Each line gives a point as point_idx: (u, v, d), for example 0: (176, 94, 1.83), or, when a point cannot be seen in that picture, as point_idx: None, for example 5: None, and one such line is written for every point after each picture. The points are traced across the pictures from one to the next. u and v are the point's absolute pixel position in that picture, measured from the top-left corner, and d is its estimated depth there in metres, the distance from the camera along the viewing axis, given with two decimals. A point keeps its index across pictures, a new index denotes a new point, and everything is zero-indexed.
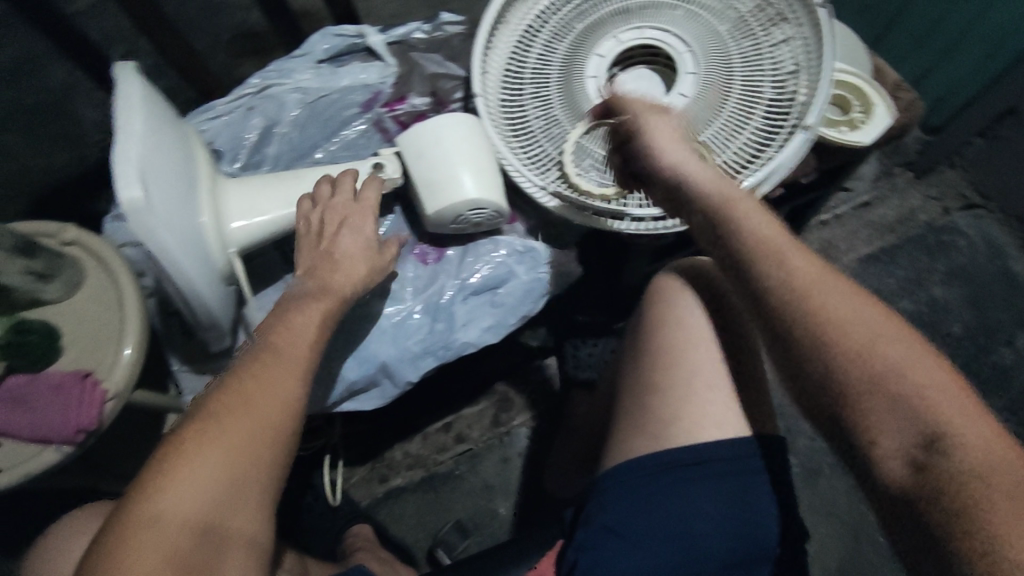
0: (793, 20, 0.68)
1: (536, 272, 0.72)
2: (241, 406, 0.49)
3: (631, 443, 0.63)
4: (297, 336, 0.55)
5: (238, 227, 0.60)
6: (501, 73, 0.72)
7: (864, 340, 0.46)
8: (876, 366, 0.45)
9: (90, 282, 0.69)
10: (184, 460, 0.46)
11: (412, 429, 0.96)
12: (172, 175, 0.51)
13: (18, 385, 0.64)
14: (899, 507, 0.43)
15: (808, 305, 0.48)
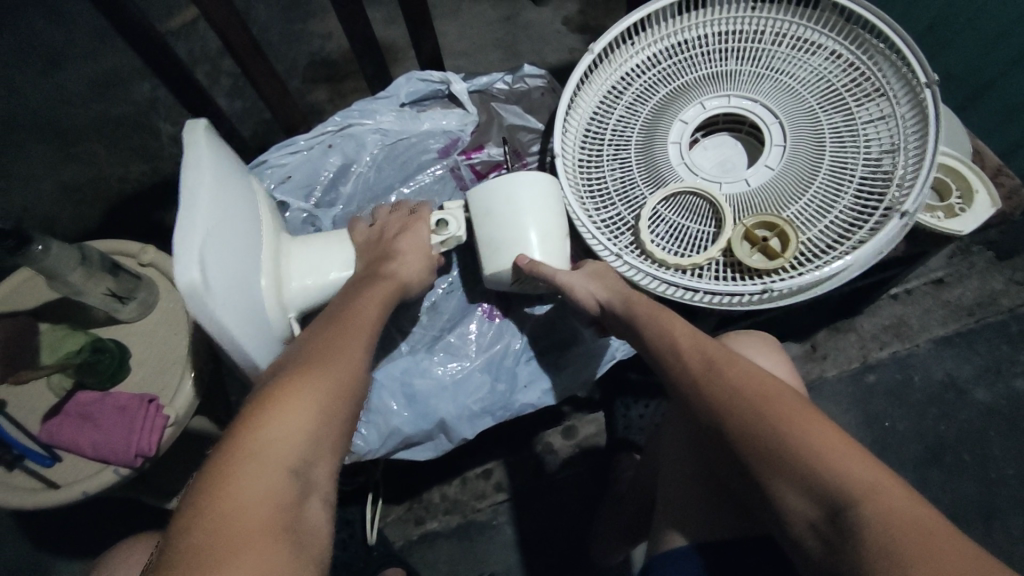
0: (892, 97, 0.64)
1: (600, 339, 0.71)
2: (337, 362, 0.48)
3: (680, 522, 0.59)
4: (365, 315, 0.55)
5: (297, 290, 0.61)
6: (580, 131, 0.71)
7: (765, 425, 0.48)
8: (759, 444, 0.47)
9: (163, 305, 0.71)
10: (289, 401, 0.44)
11: (453, 471, 0.94)
12: (235, 244, 0.51)
13: (85, 402, 0.65)
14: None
15: (702, 401, 0.52)
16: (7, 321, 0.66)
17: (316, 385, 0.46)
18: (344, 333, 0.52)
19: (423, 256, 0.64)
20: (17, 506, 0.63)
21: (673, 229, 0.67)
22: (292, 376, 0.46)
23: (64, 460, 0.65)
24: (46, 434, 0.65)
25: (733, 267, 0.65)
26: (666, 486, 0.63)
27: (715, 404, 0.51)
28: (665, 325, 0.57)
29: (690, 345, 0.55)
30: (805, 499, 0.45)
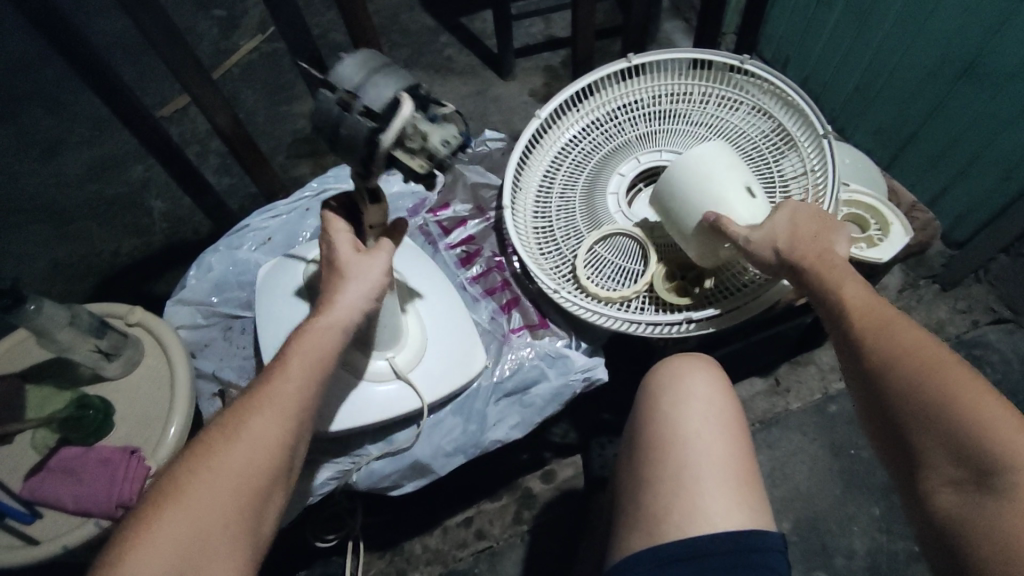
0: (801, 146, 0.75)
1: (566, 377, 0.73)
2: (229, 450, 0.52)
3: (629, 539, 0.56)
4: (282, 376, 0.55)
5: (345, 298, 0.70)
6: (532, 184, 0.82)
7: (910, 356, 0.52)
8: (920, 405, 0.50)
9: (147, 362, 0.75)
10: (170, 509, 0.49)
11: (436, 520, 0.96)
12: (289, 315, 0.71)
13: (67, 458, 0.68)
14: (922, 518, 0.50)
15: (849, 333, 0.56)
16: None
17: (202, 483, 0.50)
18: (247, 407, 0.54)
19: (355, 261, 0.58)
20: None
21: (610, 268, 0.77)
22: (180, 474, 0.51)
23: (46, 517, 0.66)
24: (27, 490, 0.66)
25: (661, 302, 0.75)
26: (621, 484, 0.61)
27: (862, 334, 0.55)
28: (839, 287, 0.58)
29: (878, 313, 0.55)
30: (950, 461, 0.48)
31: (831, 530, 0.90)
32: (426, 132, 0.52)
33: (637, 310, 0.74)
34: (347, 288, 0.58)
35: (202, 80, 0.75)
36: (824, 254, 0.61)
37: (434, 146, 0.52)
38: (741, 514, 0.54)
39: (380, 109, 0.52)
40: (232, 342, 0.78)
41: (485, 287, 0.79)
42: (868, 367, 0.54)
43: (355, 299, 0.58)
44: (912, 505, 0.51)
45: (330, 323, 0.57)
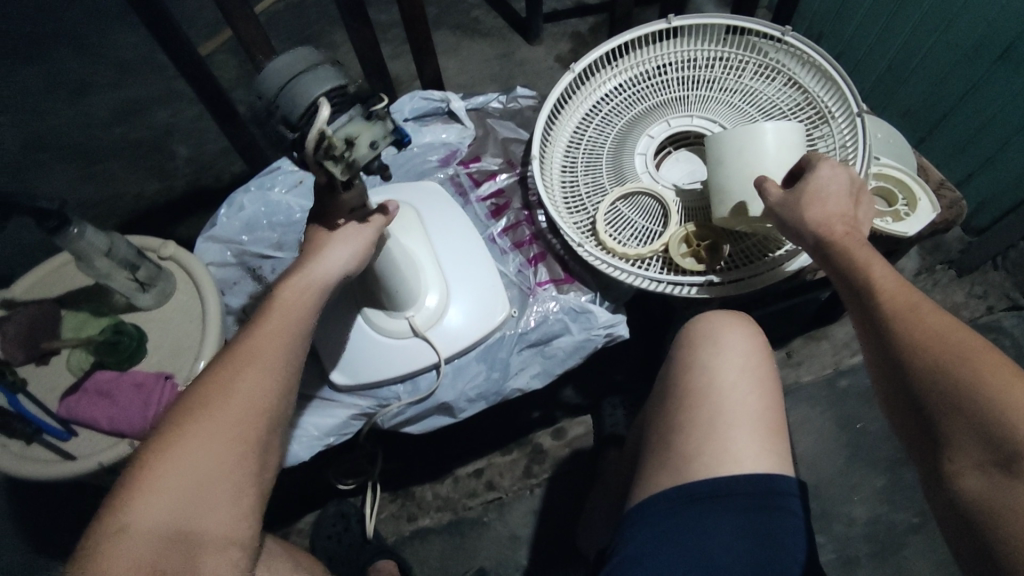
0: (832, 119, 0.75)
1: (588, 332, 0.74)
2: (225, 399, 0.50)
3: (654, 478, 0.58)
4: (285, 325, 0.55)
5: None
6: (562, 138, 0.83)
7: (935, 338, 0.50)
8: (951, 386, 0.48)
9: (180, 295, 0.76)
10: (168, 457, 0.47)
11: (447, 469, 0.99)
12: None
13: (103, 381, 0.70)
14: (945, 498, 0.48)
15: (869, 312, 0.55)
16: (31, 308, 0.73)
17: (203, 432, 0.48)
18: (247, 356, 0.53)
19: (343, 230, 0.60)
20: (31, 476, 0.65)
21: (632, 228, 0.78)
22: (177, 421, 0.49)
23: (82, 434, 0.70)
24: (65, 409, 0.69)
25: (672, 264, 0.75)
26: (652, 440, 0.62)
27: (891, 313, 0.53)
28: (864, 266, 0.57)
29: (898, 291, 0.54)
30: (978, 444, 0.46)
31: (834, 499, 0.93)
32: (356, 136, 0.49)
33: (655, 270, 0.74)
34: (331, 251, 0.59)
35: (244, 15, 0.75)
36: (839, 232, 0.60)
37: (367, 149, 0.50)
38: (768, 461, 0.55)
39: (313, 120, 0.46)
40: (260, 282, 0.79)
41: (514, 241, 0.80)
42: (891, 347, 0.52)
43: (335, 262, 0.59)
44: (933, 485, 0.50)
45: (311, 282, 0.58)
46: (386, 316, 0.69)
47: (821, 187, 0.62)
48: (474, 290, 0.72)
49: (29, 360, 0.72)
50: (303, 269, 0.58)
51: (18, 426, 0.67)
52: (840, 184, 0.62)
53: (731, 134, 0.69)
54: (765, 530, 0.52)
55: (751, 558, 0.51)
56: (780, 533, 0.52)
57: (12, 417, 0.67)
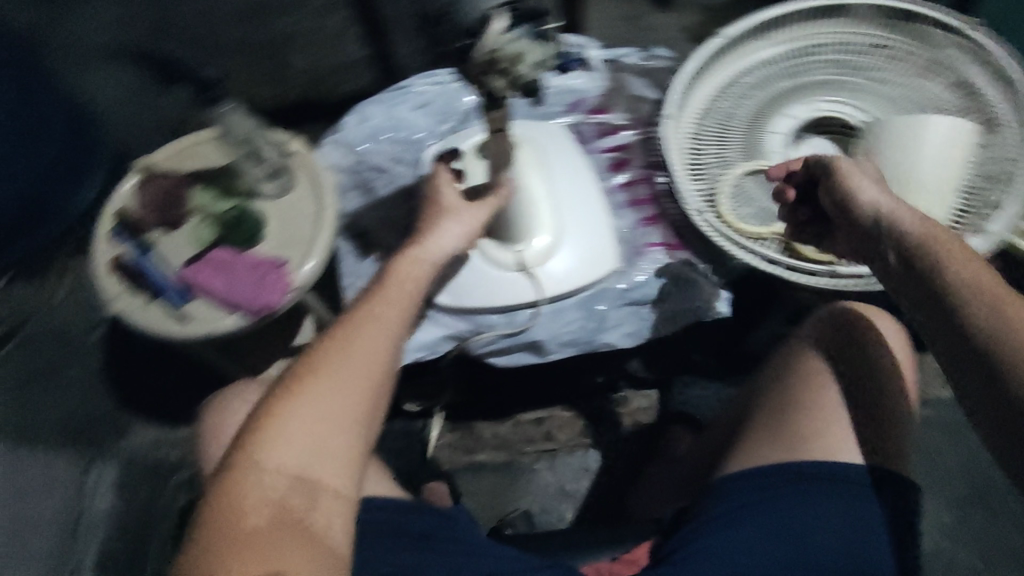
0: (1000, 130, 0.72)
1: (689, 302, 0.73)
2: (345, 355, 0.53)
3: (759, 449, 0.62)
4: (397, 288, 0.58)
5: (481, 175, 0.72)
6: (699, 102, 0.80)
7: (1022, 319, 0.46)
8: None
9: (298, 192, 0.78)
10: (293, 405, 0.50)
11: (507, 412, 1.01)
12: None
13: (223, 257, 0.74)
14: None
15: (939, 300, 0.49)
16: (167, 180, 0.78)
17: (325, 385, 0.51)
18: (365, 319, 0.55)
19: (456, 204, 0.63)
20: (151, 331, 0.72)
21: (754, 206, 0.75)
22: (304, 370, 0.52)
23: (195, 303, 0.73)
24: (185, 276, 0.73)
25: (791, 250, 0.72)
26: (751, 421, 0.65)
27: (988, 328, 0.46)
28: (944, 265, 0.50)
29: (999, 295, 0.47)
30: None
31: None
32: (520, 51, 0.45)
33: (771, 251, 0.72)
34: (446, 226, 0.62)
35: None
36: (895, 206, 0.54)
37: (529, 70, 0.46)
38: (877, 449, 0.59)
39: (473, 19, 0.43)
40: (377, 192, 0.82)
41: (631, 198, 0.78)
42: (973, 332, 0.47)
43: (448, 239, 0.62)
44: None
45: (425, 256, 0.60)
46: (498, 246, 0.70)
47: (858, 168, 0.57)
48: (585, 236, 0.72)
49: (159, 226, 0.77)
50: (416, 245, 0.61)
51: (144, 284, 0.73)
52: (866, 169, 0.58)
53: (892, 123, 0.66)
54: (859, 512, 0.57)
55: (844, 535, 0.55)
56: (872, 518, 0.56)
57: (140, 274, 0.73)
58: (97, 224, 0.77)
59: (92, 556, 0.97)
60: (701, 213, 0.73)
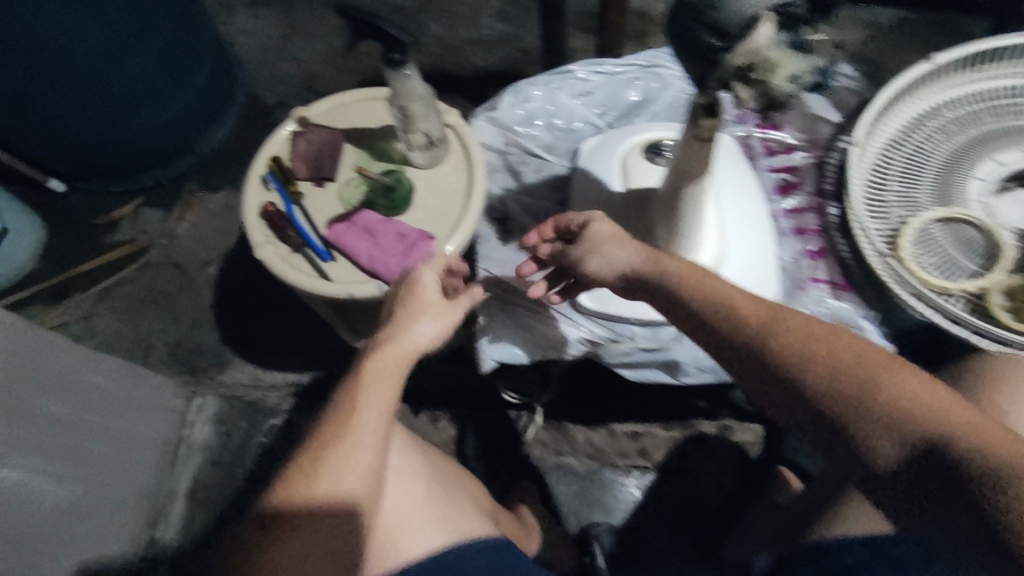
0: None
1: None
2: (320, 488, 0.51)
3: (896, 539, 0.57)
4: (370, 393, 0.54)
5: (647, 179, 0.69)
6: (890, 130, 0.73)
7: (795, 339, 0.44)
8: (865, 400, 0.41)
9: (450, 165, 0.76)
10: (280, 550, 0.50)
11: (603, 420, 0.98)
12: (599, 192, 0.72)
13: (371, 220, 0.72)
14: (938, 512, 0.37)
15: (741, 353, 0.47)
16: (324, 133, 0.78)
17: (309, 527, 0.50)
18: (342, 439, 0.53)
19: (438, 302, 0.61)
20: (290, 281, 0.71)
21: (943, 254, 0.67)
22: (284, 509, 0.51)
23: (338, 261, 0.73)
24: (332, 233, 0.73)
25: (983, 312, 0.64)
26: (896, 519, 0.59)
27: (773, 351, 0.44)
28: (699, 294, 0.50)
29: (778, 320, 0.46)
30: (903, 442, 0.39)
31: None
32: (774, 61, 0.40)
33: (958, 308, 0.64)
34: (421, 323, 0.60)
35: None
36: (631, 248, 0.54)
37: (779, 83, 0.40)
38: None
39: (734, 21, 0.39)
40: (524, 179, 0.79)
41: (797, 226, 0.72)
42: (779, 376, 0.44)
43: (424, 334, 0.59)
44: (905, 504, 0.39)
45: (395, 356, 0.57)
46: None
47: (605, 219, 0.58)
48: (748, 261, 0.67)
49: (309, 178, 0.76)
50: (390, 340, 0.57)
51: (291, 235, 0.73)
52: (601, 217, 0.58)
53: None
54: None
55: None
56: None
57: (286, 223, 0.73)
58: (251, 166, 0.78)
59: (187, 477, 1.02)
60: (883, 254, 0.66)
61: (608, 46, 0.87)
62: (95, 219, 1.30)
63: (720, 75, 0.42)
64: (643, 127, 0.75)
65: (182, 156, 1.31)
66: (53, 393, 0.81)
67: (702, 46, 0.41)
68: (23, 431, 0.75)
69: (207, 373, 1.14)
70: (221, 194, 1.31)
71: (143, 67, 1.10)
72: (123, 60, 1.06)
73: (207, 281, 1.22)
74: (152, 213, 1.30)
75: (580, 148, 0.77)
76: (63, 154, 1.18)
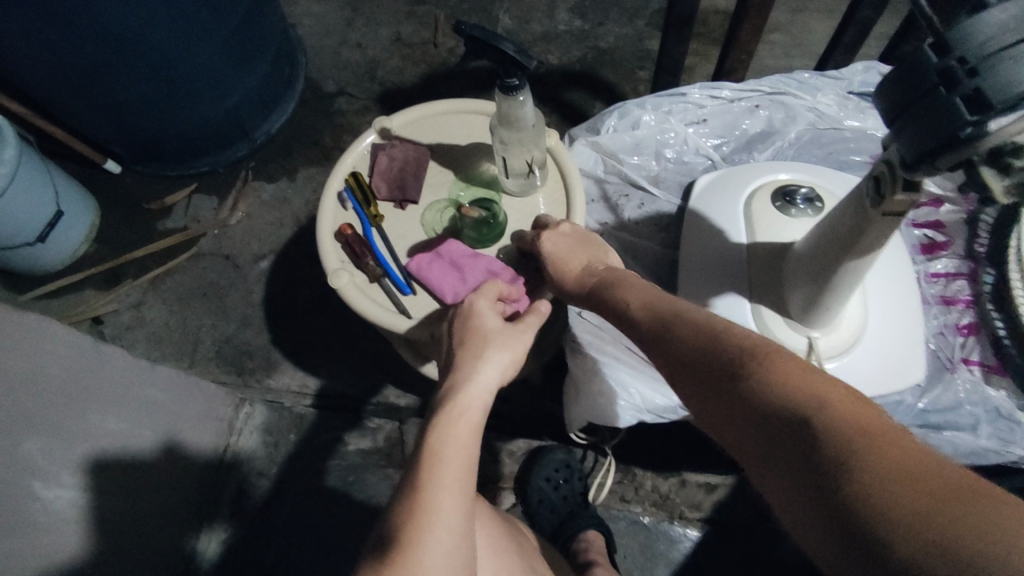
0: None
1: (1000, 445, 0.58)
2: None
3: None
4: (449, 454, 0.48)
5: (780, 230, 0.60)
6: None
7: (700, 329, 0.41)
8: (760, 382, 0.35)
9: (547, 196, 0.69)
10: None
11: (674, 468, 0.90)
12: (717, 241, 0.63)
13: (459, 254, 0.65)
14: (806, 501, 0.30)
15: (657, 340, 0.43)
16: (409, 148, 0.71)
17: None
18: (423, 520, 0.46)
19: (498, 332, 0.56)
20: (365, 315, 0.65)
21: None
22: None
23: (418, 295, 0.66)
24: (414, 265, 0.66)
25: None
26: None
27: (677, 334, 0.41)
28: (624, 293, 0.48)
29: (699, 315, 0.42)
30: (794, 433, 0.31)
31: None
32: None
33: None
34: (489, 360, 0.53)
35: None
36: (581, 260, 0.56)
37: None
38: None
39: (1003, 92, 0.30)
40: (624, 214, 0.71)
41: (942, 295, 0.64)
42: (695, 371, 0.39)
43: (491, 373, 0.53)
44: (775, 482, 0.32)
45: (467, 407, 0.51)
46: (785, 324, 0.58)
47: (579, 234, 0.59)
48: (891, 337, 0.58)
49: (391, 199, 0.70)
50: (458, 389, 0.51)
51: (368, 262, 0.67)
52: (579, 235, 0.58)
53: None
54: None
55: None
56: None
57: (364, 249, 0.67)
58: (327, 181, 0.71)
59: (232, 486, 0.98)
60: None
61: (723, 67, 0.78)
62: (148, 203, 1.25)
63: (959, 154, 0.33)
64: (769, 167, 0.67)
65: (239, 142, 1.25)
66: (107, 407, 0.76)
67: (947, 113, 0.33)
68: (78, 452, 0.70)
69: (255, 376, 1.08)
70: (275, 185, 1.24)
71: (210, 54, 1.04)
72: (191, 47, 1.00)
73: (258, 277, 1.16)
74: (206, 201, 1.24)
75: (693, 185, 0.69)
76: (121, 136, 1.13)
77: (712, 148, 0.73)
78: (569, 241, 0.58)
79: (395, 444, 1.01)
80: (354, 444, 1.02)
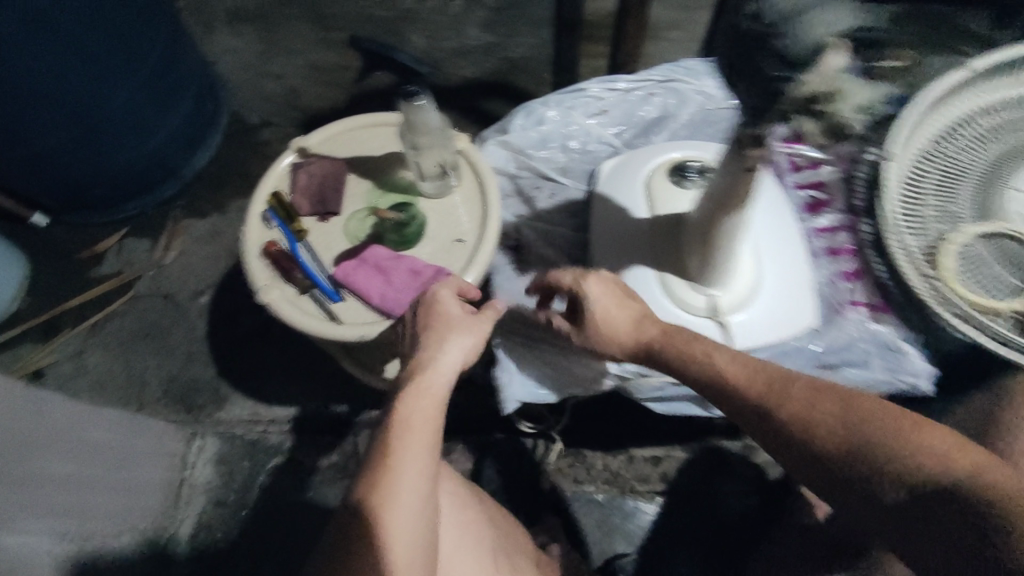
0: None
1: (892, 375, 0.64)
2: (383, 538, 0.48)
3: None
4: (410, 427, 0.52)
5: (675, 203, 0.66)
6: (925, 134, 0.63)
7: (757, 377, 0.53)
8: (842, 432, 0.49)
9: (462, 194, 0.73)
10: None
11: (621, 444, 0.94)
12: (623, 219, 0.68)
13: (384, 257, 0.68)
14: (899, 510, 0.45)
15: (724, 390, 0.54)
16: (328, 163, 0.73)
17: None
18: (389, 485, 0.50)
19: (462, 318, 0.58)
20: (299, 326, 0.67)
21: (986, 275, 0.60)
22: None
23: (348, 301, 0.69)
24: (341, 272, 0.68)
25: None
26: None
27: (730, 380, 0.54)
28: (698, 356, 0.55)
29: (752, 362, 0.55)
30: (886, 471, 0.46)
31: None
32: (846, 93, 0.38)
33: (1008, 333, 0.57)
34: (452, 342, 0.57)
35: None
36: (612, 306, 0.58)
37: (849, 113, 0.39)
38: None
39: (803, 49, 0.35)
40: (537, 205, 0.75)
41: (829, 247, 0.71)
42: (768, 419, 0.52)
43: (453, 354, 0.56)
44: (867, 502, 0.47)
45: (431, 385, 0.54)
46: (688, 287, 0.62)
47: (614, 283, 0.60)
48: (785, 289, 0.64)
49: (313, 213, 0.72)
50: (421, 370, 0.55)
51: (297, 275, 0.69)
52: (616, 286, 0.59)
53: None
54: None
55: None
56: None
57: (291, 263, 0.69)
58: (251, 204, 0.73)
59: (192, 523, 0.97)
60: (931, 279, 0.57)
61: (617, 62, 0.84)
62: (80, 252, 1.23)
63: (783, 106, 0.39)
64: (664, 147, 0.72)
65: (169, 182, 1.25)
66: (56, 454, 0.76)
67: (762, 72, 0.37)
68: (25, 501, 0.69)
69: (205, 411, 1.08)
70: (209, 220, 1.25)
71: (134, 97, 1.05)
72: (113, 91, 1.01)
73: (200, 312, 1.16)
74: (140, 244, 1.24)
75: (597, 171, 0.73)
76: (46, 188, 1.12)
77: (613, 136, 0.78)
78: (608, 287, 0.59)
79: (351, 458, 1.02)
80: (310, 463, 1.02)
